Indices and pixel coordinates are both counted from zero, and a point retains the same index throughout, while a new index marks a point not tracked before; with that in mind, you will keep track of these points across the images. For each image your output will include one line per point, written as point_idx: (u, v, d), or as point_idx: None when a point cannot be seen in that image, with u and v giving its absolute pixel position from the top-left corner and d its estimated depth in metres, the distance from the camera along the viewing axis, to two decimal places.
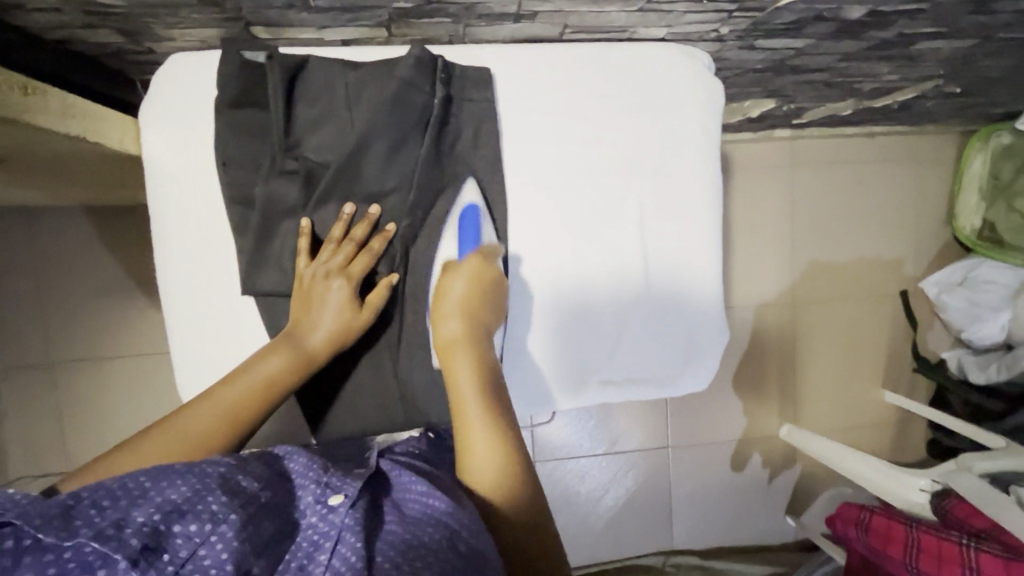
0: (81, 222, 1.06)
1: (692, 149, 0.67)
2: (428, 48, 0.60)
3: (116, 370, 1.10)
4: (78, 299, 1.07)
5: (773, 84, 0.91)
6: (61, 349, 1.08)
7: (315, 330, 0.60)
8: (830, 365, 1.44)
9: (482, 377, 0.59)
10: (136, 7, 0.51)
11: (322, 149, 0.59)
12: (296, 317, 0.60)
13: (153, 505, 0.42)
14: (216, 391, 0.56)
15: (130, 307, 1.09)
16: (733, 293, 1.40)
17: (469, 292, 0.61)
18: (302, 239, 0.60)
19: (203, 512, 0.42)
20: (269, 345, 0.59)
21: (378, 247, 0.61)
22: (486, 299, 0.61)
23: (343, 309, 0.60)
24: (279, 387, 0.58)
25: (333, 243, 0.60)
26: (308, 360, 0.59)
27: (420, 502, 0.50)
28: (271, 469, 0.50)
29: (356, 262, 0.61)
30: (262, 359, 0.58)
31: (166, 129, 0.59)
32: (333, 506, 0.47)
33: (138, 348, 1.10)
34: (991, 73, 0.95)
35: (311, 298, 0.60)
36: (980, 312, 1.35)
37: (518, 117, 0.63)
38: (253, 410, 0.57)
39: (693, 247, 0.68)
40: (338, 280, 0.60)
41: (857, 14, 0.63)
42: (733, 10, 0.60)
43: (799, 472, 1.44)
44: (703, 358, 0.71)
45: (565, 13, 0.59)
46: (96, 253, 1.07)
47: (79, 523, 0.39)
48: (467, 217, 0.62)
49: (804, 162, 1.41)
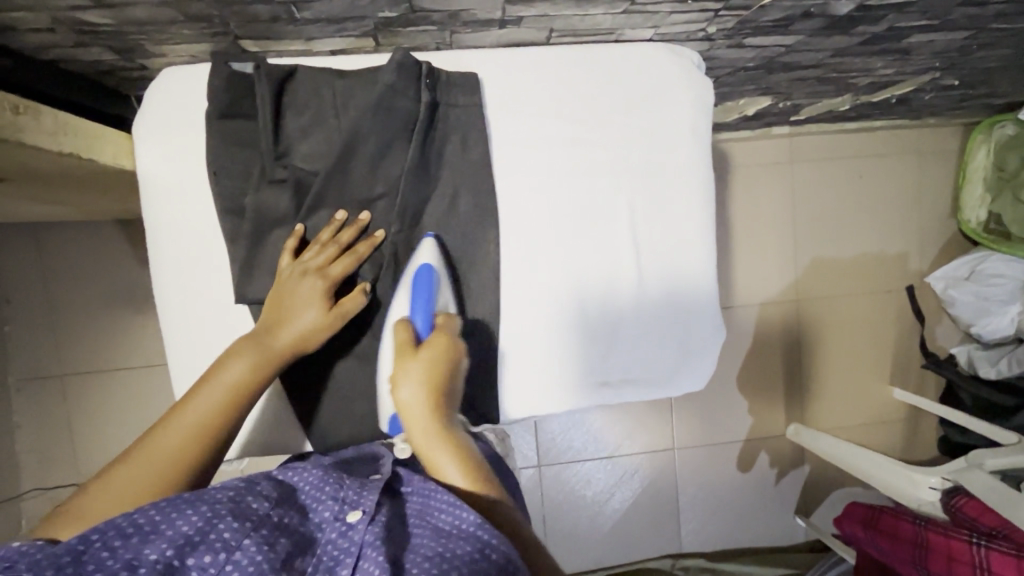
0: (85, 236, 1.07)
1: (682, 147, 0.67)
2: (412, 55, 0.60)
3: (123, 383, 1.11)
4: (84, 313, 1.09)
5: (767, 81, 0.90)
6: (68, 362, 1.09)
7: (285, 329, 0.59)
8: (836, 362, 1.43)
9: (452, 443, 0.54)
10: (125, 25, 0.52)
11: (311, 157, 0.60)
12: (266, 320, 0.59)
13: (164, 540, 0.41)
14: (186, 403, 0.55)
15: (135, 318, 1.10)
16: (735, 292, 1.39)
17: (430, 373, 0.56)
18: (290, 240, 0.61)
19: (216, 541, 0.42)
20: (231, 349, 0.58)
21: (363, 251, 0.61)
22: (449, 376, 0.58)
23: (311, 307, 0.59)
24: (251, 387, 0.57)
25: (319, 245, 0.60)
26: (278, 356, 0.59)
27: (449, 514, 0.49)
28: (283, 489, 0.51)
29: (337, 263, 0.60)
30: (228, 364, 0.57)
31: (159, 144, 0.59)
32: (352, 523, 0.47)
33: (143, 360, 1.11)
34: (988, 64, 0.94)
35: (284, 296, 0.59)
36: (988, 306, 1.33)
37: (506, 120, 0.64)
38: (227, 413, 0.56)
39: (687, 246, 0.68)
40: (314, 279, 0.59)
41: (845, 9, 0.62)
42: (719, 8, 0.60)
43: (808, 471, 1.42)
44: (700, 356, 0.70)
45: (550, 18, 0.59)
46: (103, 266, 1.08)
47: (92, 566, 0.39)
48: (421, 278, 0.61)
49: (805, 158, 1.40)
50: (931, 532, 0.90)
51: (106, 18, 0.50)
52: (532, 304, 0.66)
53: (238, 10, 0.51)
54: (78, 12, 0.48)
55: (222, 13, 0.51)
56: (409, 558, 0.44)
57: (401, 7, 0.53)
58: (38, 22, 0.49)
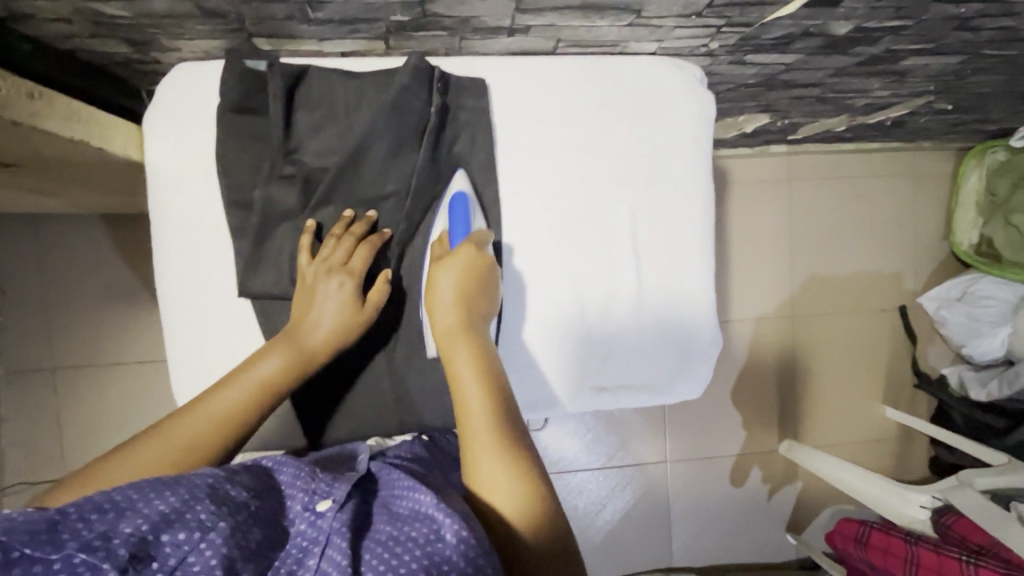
0: (90, 229, 1.08)
1: (682, 159, 0.68)
2: (426, 59, 0.62)
3: (116, 376, 1.11)
4: (82, 305, 1.09)
5: (766, 98, 0.92)
6: (60, 355, 1.08)
7: (316, 328, 0.60)
8: (829, 379, 1.44)
9: (479, 364, 0.57)
10: (141, 19, 0.53)
11: (320, 154, 0.61)
12: (297, 316, 0.61)
13: (141, 516, 0.41)
14: (218, 391, 0.56)
15: (131, 313, 1.10)
16: (730, 307, 1.40)
17: (461, 282, 0.60)
18: (304, 236, 0.61)
19: (192, 521, 0.42)
20: (268, 344, 0.59)
21: (376, 242, 0.62)
22: (479, 288, 0.60)
23: (342, 306, 0.60)
24: (278, 388, 0.58)
25: (333, 240, 0.61)
26: (309, 358, 0.59)
27: (410, 498, 0.49)
28: (261, 480, 0.50)
29: (355, 256, 0.61)
30: (263, 358, 0.58)
31: (172, 136, 0.60)
32: (321, 512, 0.48)
33: (138, 356, 1.11)
34: (979, 90, 0.97)
35: (314, 295, 0.61)
36: (978, 327, 1.34)
37: (514, 126, 0.65)
38: (251, 410, 0.56)
39: (685, 255, 0.69)
40: (340, 276, 0.60)
41: (843, 29, 0.64)
42: (722, 25, 0.62)
43: (800, 487, 1.42)
44: (698, 363, 0.71)
45: (558, 28, 0.60)
46: (103, 259, 1.08)
47: (66, 536, 0.39)
48: (457, 205, 0.63)
49: (803, 177, 1.42)
50: (922, 551, 0.91)
51: (123, 10, 0.51)
52: (537, 307, 0.67)
53: (255, 8, 0.52)
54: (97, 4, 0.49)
55: (237, 9, 0.52)
56: (366, 548, 0.45)
57: (413, 11, 0.54)
58: (57, 12, 0.50)
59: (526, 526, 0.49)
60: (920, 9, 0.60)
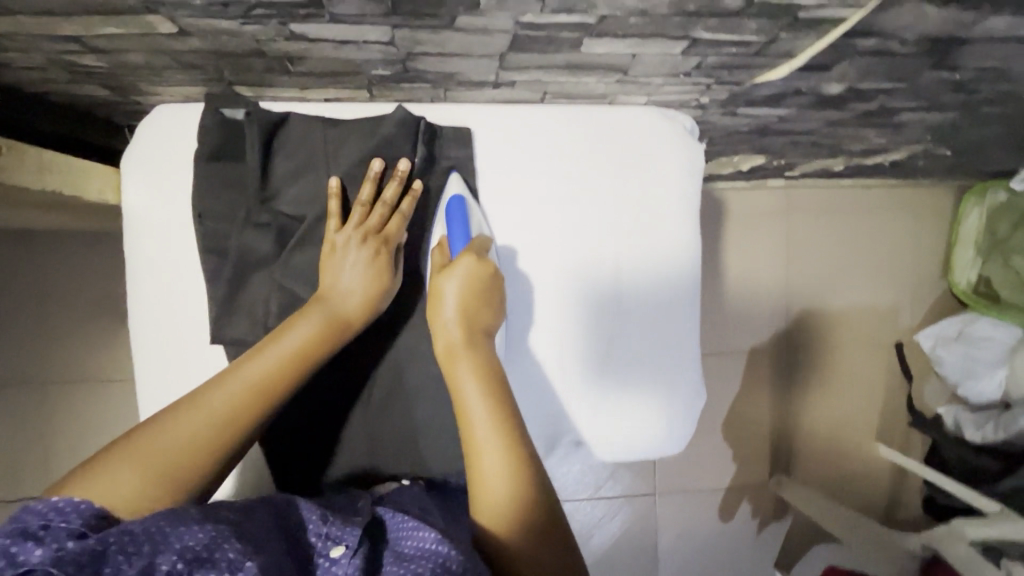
0: (73, 248, 1.06)
1: (671, 212, 0.67)
2: (408, 109, 0.61)
3: (88, 394, 1.08)
4: (60, 321, 1.06)
5: (761, 143, 0.91)
6: (37, 373, 1.07)
7: (346, 297, 0.58)
8: (822, 415, 1.42)
9: (491, 383, 0.55)
10: (119, 69, 0.52)
11: (297, 203, 0.60)
12: (326, 284, 0.58)
13: (174, 552, 0.39)
14: (249, 363, 0.53)
15: (106, 331, 1.07)
16: (723, 339, 1.38)
17: (465, 293, 0.58)
18: (331, 200, 0.59)
19: (221, 561, 0.40)
20: (298, 314, 0.56)
21: (406, 208, 0.61)
22: (483, 298, 0.59)
23: (375, 273, 0.59)
24: (313, 356, 0.55)
25: (364, 205, 0.60)
26: (344, 325, 0.57)
27: (413, 538, 0.49)
28: (280, 520, 0.48)
29: (389, 224, 0.60)
30: (294, 328, 0.55)
31: (150, 180, 0.59)
32: (335, 559, 0.47)
33: (109, 374, 1.08)
34: (979, 139, 0.95)
35: (340, 263, 0.59)
36: (976, 368, 1.32)
37: (496, 178, 0.64)
38: (285, 382, 0.53)
39: (671, 310, 0.68)
40: (371, 244, 0.59)
41: (836, 89, 0.63)
42: (711, 83, 0.61)
43: (790, 523, 1.40)
44: (681, 423, 0.70)
45: (543, 82, 0.59)
46: (80, 275, 1.06)
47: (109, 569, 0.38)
48: (454, 208, 0.61)
49: (802, 211, 1.41)
50: None
51: (100, 62, 0.50)
52: (517, 351, 0.66)
53: (232, 61, 0.51)
54: (72, 55, 0.49)
55: (216, 62, 0.51)
56: None
57: (395, 66, 0.53)
58: (33, 61, 0.50)
59: (514, 527, 0.51)
60: (915, 74, 0.58)
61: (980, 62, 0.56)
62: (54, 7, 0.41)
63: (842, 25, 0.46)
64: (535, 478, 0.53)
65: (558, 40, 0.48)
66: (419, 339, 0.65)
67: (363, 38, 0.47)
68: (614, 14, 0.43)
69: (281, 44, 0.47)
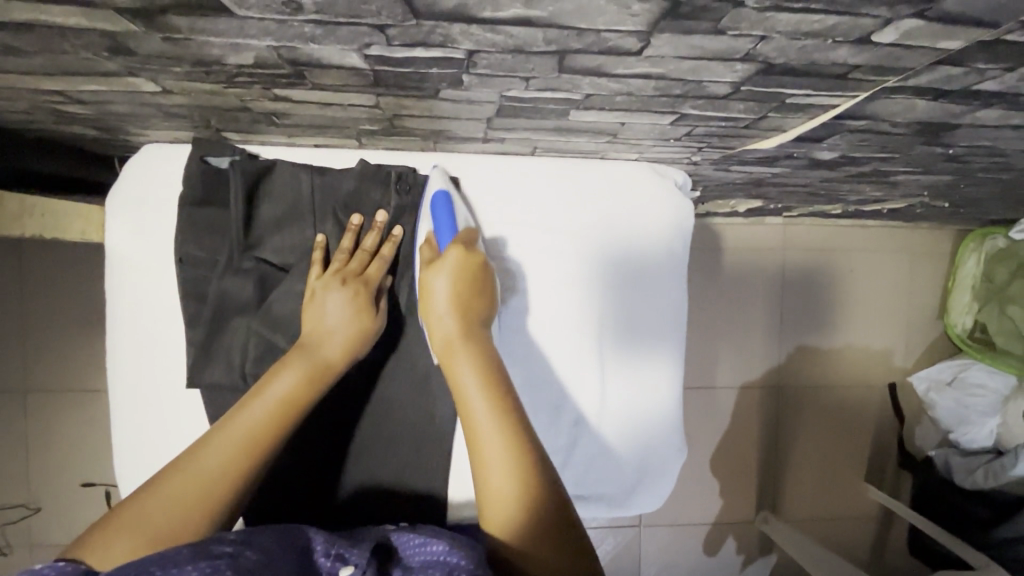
0: (47, 261, 1.03)
1: (659, 266, 0.67)
2: (366, 161, 0.61)
3: (67, 405, 1.06)
4: (39, 330, 1.05)
5: (756, 191, 0.90)
6: (15, 380, 1.05)
7: (331, 341, 0.57)
8: (813, 456, 1.39)
9: (485, 374, 0.53)
10: (105, 115, 0.52)
11: (282, 250, 0.61)
12: (308, 330, 0.58)
13: None
14: (236, 415, 0.52)
15: (87, 342, 1.06)
16: (716, 375, 1.34)
17: (456, 288, 0.55)
18: (315, 252, 0.60)
19: None
20: (280, 363, 0.56)
21: (388, 253, 0.61)
22: (474, 288, 0.56)
23: (358, 318, 0.59)
24: (299, 404, 0.54)
25: (343, 252, 0.60)
26: (329, 370, 0.56)
27: (419, 551, 0.46)
28: (285, 544, 0.43)
29: (370, 268, 0.60)
30: (276, 378, 0.54)
31: (133, 221, 0.59)
32: None
33: (88, 385, 1.06)
34: (978, 195, 0.94)
35: (321, 306, 0.58)
36: (968, 415, 1.24)
37: (486, 229, 0.64)
38: (275, 431, 0.52)
39: (655, 364, 0.68)
40: (353, 287, 0.59)
41: (829, 156, 0.62)
42: (702, 147, 0.60)
43: (774, 560, 1.39)
44: (659, 477, 0.70)
45: (534, 140, 0.59)
46: (61, 285, 1.04)
47: None
48: (439, 203, 0.59)
49: (798, 248, 1.35)
50: None
51: (86, 110, 0.51)
52: None
53: (217, 114, 0.51)
54: (57, 104, 0.49)
55: (203, 114, 0.51)
56: None
57: (382, 124, 0.53)
58: (19, 107, 0.50)
59: (514, 499, 0.48)
60: (907, 148, 0.58)
61: (972, 141, 0.55)
62: (35, 68, 0.41)
63: (831, 109, 0.46)
64: (536, 456, 0.50)
65: (544, 110, 0.48)
66: (393, 388, 0.64)
67: (347, 102, 0.46)
68: (600, 93, 0.43)
69: (266, 103, 0.47)
